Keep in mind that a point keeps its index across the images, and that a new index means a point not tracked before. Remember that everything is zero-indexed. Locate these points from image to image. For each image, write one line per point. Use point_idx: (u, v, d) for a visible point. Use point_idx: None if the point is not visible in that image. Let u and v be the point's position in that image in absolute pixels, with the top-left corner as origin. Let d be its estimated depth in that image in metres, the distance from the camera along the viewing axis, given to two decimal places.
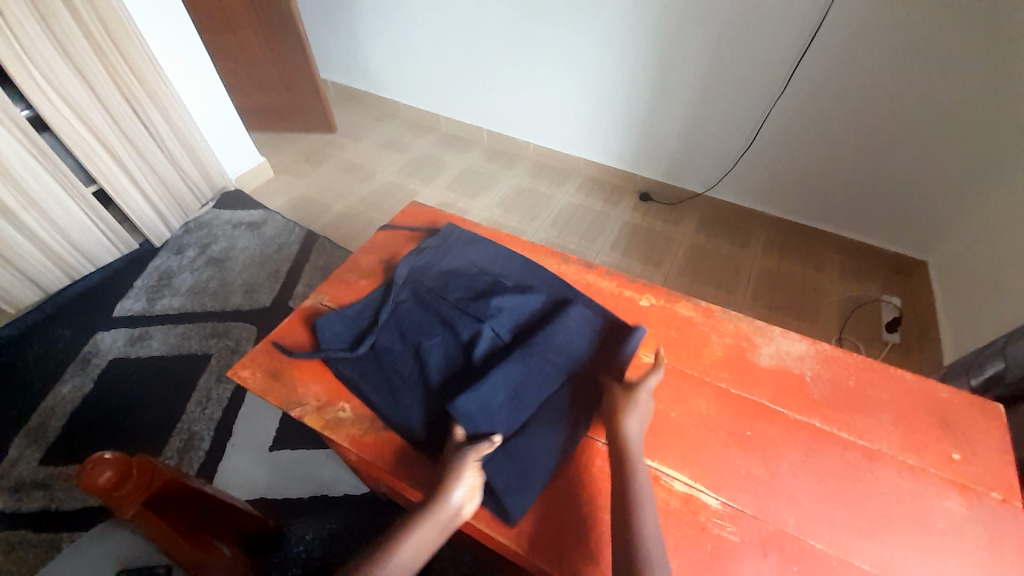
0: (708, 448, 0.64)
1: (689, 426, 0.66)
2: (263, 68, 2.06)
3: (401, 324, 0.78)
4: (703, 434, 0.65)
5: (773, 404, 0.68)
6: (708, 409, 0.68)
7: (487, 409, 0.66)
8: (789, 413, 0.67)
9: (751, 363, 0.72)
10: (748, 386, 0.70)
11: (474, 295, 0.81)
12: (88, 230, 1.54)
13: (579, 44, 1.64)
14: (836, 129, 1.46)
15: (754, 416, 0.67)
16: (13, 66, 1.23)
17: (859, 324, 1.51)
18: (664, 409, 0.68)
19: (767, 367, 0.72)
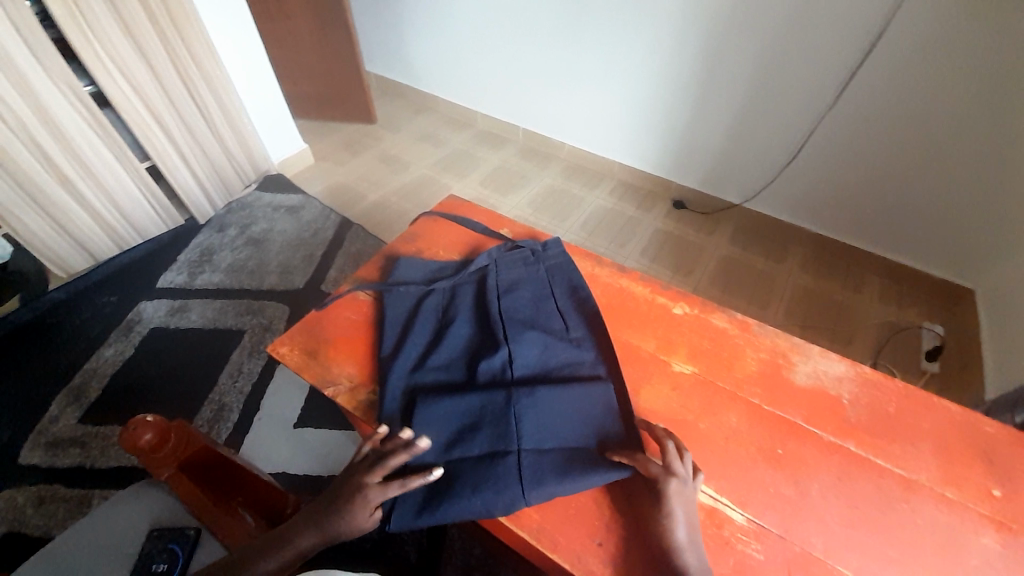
0: (737, 463, 0.63)
1: (718, 439, 0.65)
2: (311, 57, 2.12)
3: (430, 323, 0.79)
4: (731, 448, 0.64)
5: (807, 424, 0.66)
6: (738, 423, 0.66)
7: (450, 420, 0.66)
8: (823, 434, 0.65)
9: (786, 381, 0.71)
10: (782, 404, 0.68)
11: (524, 311, 0.78)
12: (139, 203, 1.62)
13: (624, 46, 1.62)
14: (887, 147, 1.40)
15: (786, 434, 0.65)
16: (80, 41, 1.30)
17: (896, 350, 1.46)
18: (693, 420, 0.67)
19: (804, 386, 0.70)
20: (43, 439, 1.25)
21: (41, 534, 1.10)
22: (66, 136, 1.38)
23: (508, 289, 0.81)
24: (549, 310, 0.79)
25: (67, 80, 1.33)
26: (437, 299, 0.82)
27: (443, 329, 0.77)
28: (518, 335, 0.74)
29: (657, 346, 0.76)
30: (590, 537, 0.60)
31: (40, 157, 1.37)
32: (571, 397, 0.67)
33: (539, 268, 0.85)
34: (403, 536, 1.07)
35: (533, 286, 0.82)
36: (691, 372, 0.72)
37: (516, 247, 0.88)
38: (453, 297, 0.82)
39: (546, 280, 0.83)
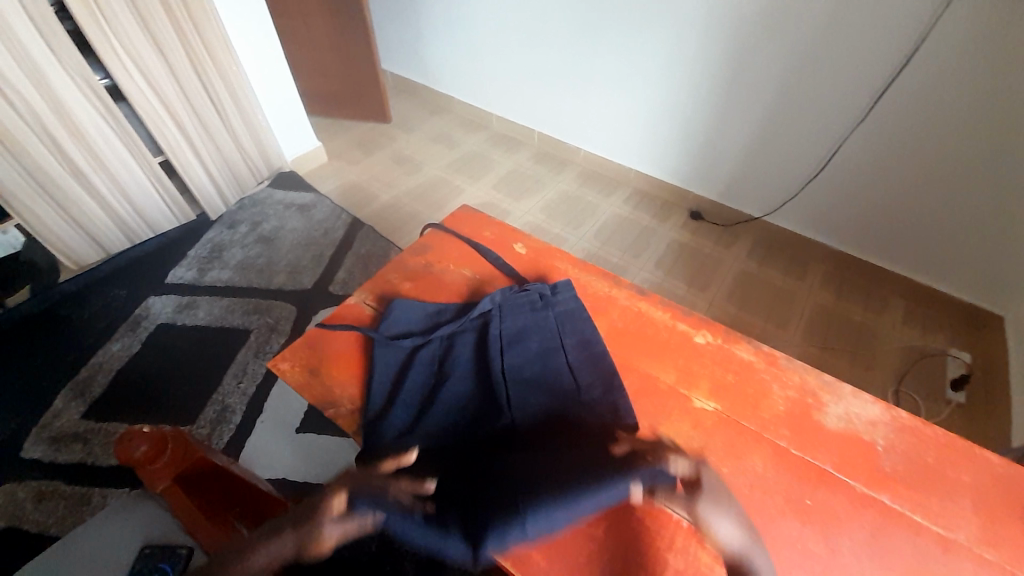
0: (763, 513, 0.59)
1: (741, 486, 0.62)
2: (328, 55, 2.11)
3: (425, 377, 0.74)
4: (756, 496, 0.61)
5: (838, 472, 0.62)
6: (764, 469, 0.63)
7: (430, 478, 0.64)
8: (854, 484, 0.61)
9: (815, 424, 0.67)
10: (811, 449, 0.65)
11: (528, 367, 0.73)
12: (151, 197, 1.61)
13: (646, 51, 1.58)
14: (918, 168, 1.34)
15: (815, 483, 0.61)
16: (95, 33, 1.29)
17: (921, 377, 1.39)
18: (715, 463, 0.64)
19: (835, 431, 0.66)
20: (46, 433, 1.25)
21: (39, 531, 1.09)
22: (80, 128, 1.38)
23: (511, 339, 0.76)
24: (554, 364, 0.74)
25: (82, 71, 1.32)
26: (435, 347, 0.78)
27: (438, 386, 0.73)
28: (519, 399, 0.69)
29: (677, 379, 0.73)
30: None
31: (53, 149, 1.36)
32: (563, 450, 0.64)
33: (546, 317, 0.79)
34: None
35: (538, 338, 0.77)
36: (713, 410, 0.69)
37: (525, 290, 0.84)
38: (452, 345, 0.78)
39: (555, 329, 0.78)
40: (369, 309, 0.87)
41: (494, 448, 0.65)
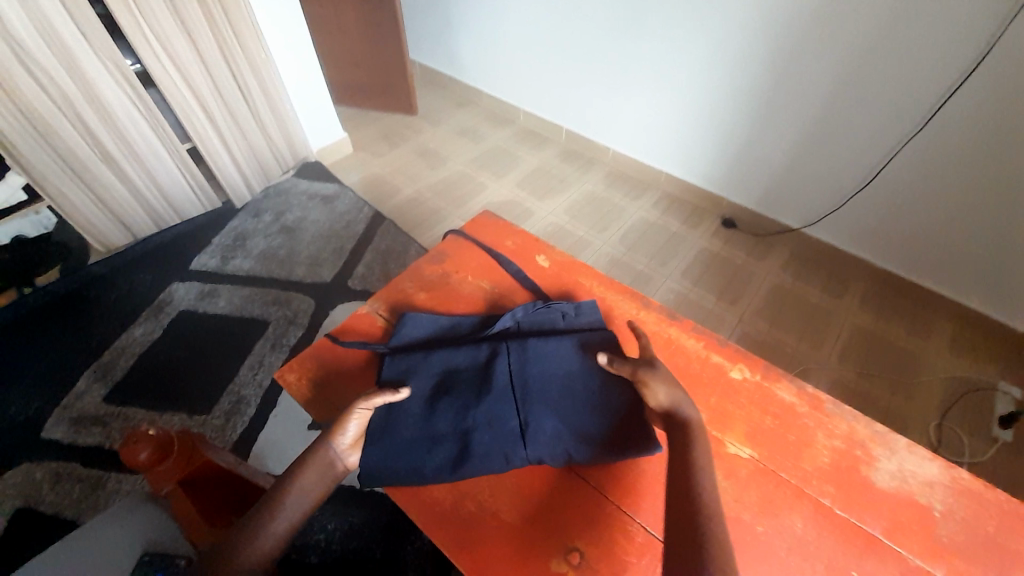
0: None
1: (777, 548, 0.57)
2: (357, 44, 2.08)
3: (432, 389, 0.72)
4: (794, 561, 0.56)
5: (888, 540, 0.58)
6: (804, 530, 0.59)
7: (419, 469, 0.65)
8: (908, 556, 0.56)
9: (863, 481, 0.62)
10: (857, 510, 0.60)
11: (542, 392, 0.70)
12: (178, 183, 1.62)
13: (686, 50, 1.49)
14: (978, 189, 1.24)
15: (862, 551, 0.57)
16: (126, 19, 1.29)
17: (966, 411, 1.28)
18: (749, 519, 0.60)
19: (886, 490, 0.61)
20: (68, 415, 1.27)
21: (54, 513, 1.11)
22: (110, 113, 1.39)
23: (529, 359, 0.73)
24: (573, 388, 0.71)
25: (113, 57, 1.32)
26: (448, 354, 0.75)
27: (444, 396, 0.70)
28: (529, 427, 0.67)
29: (709, 419, 0.69)
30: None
31: (84, 133, 1.38)
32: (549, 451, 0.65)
33: (566, 336, 0.76)
34: (404, 558, 1.00)
35: (559, 360, 0.74)
36: (749, 457, 0.65)
37: (548, 309, 0.80)
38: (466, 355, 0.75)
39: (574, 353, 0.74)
40: (382, 320, 0.84)
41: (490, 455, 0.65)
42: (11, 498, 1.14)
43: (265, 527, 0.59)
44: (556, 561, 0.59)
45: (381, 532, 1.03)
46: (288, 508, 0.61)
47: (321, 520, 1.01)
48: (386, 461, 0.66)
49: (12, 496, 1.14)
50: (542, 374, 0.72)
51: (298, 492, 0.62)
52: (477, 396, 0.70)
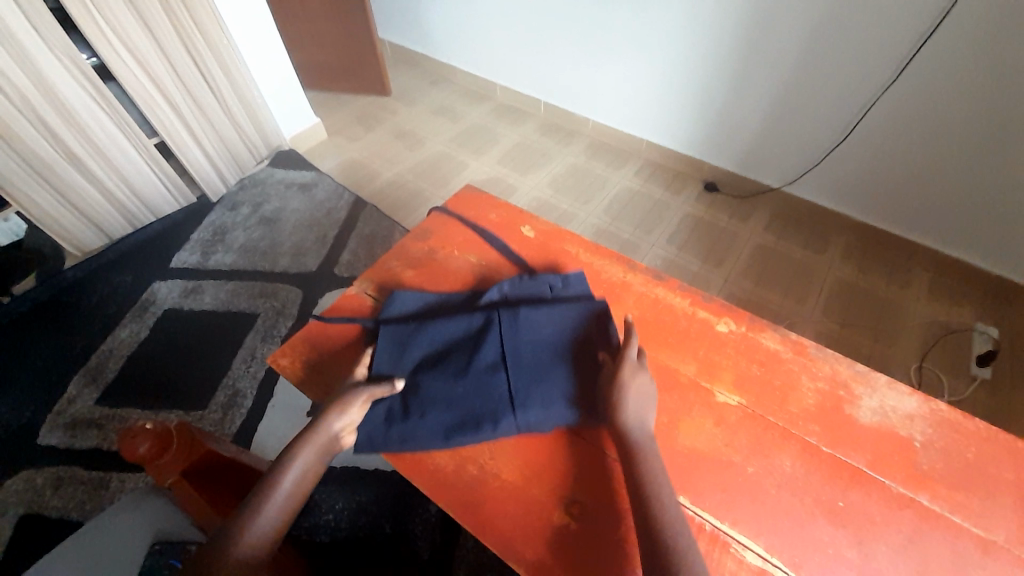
0: (792, 516, 0.58)
1: (768, 486, 0.60)
2: (322, 24, 2.01)
3: (421, 364, 0.71)
4: (785, 498, 0.59)
5: (872, 471, 0.61)
6: (794, 468, 0.61)
7: (411, 437, 0.66)
8: (891, 484, 0.59)
9: (849, 419, 0.65)
10: (843, 446, 0.63)
11: (533, 363, 0.70)
12: (150, 180, 1.57)
13: (660, 11, 1.47)
14: (951, 138, 1.25)
15: (848, 484, 0.60)
16: (77, 10, 1.22)
17: (944, 354, 1.33)
18: (741, 462, 0.62)
19: (869, 426, 0.64)
20: (61, 420, 1.26)
21: (59, 517, 1.11)
22: (70, 111, 1.33)
23: (517, 327, 0.73)
24: (561, 355, 0.71)
25: (66, 50, 1.26)
26: (436, 326, 0.74)
27: (435, 371, 0.70)
28: (521, 398, 0.66)
29: (697, 371, 0.70)
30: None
31: (45, 134, 1.32)
32: (542, 421, 0.66)
33: (553, 304, 0.75)
34: (412, 531, 1.02)
35: (549, 328, 0.73)
36: (737, 404, 0.67)
37: (534, 282, 0.80)
38: (455, 326, 0.74)
39: (564, 323, 0.74)
40: (371, 299, 0.83)
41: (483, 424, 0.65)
42: (11, 506, 1.13)
43: (259, 513, 0.57)
44: (557, 512, 0.61)
45: (387, 509, 1.05)
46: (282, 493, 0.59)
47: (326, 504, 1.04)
48: (375, 432, 0.66)
49: (13, 504, 1.13)
50: (529, 342, 0.72)
51: (292, 477, 0.60)
52: (465, 367, 0.70)
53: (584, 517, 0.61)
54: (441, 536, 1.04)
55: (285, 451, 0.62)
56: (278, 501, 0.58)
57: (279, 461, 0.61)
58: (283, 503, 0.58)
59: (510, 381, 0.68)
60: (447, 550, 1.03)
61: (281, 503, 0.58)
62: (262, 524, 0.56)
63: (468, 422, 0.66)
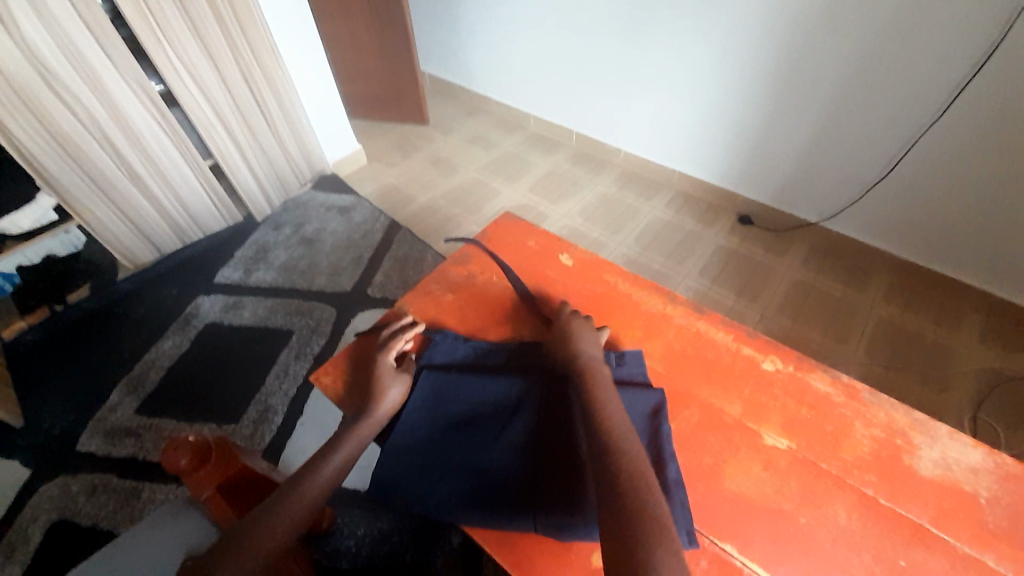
0: (848, 573, 0.54)
1: (822, 539, 0.57)
2: (368, 58, 2.13)
3: (451, 421, 0.69)
4: (840, 553, 0.56)
5: (935, 528, 0.57)
6: (848, 521, 0.58)
7: (423, 499, 0.63)
8: (956, 544, 0.55)
9: (907, 469, 0.61)
10: (902, 499, 0.59)
11: (567, 447, 0.64)
12: (201, 199, 1.66)
13: (696, 48, 1.50)
14: (1002, 175, 1.21)
15: (909, 540, 0.56)
16: (151, 43, 1.34)
17: (1002, 403, 1.24)
18: (791, 511, 0.59)
19: (930, 478, 0.60)
20: (103, 427, 1.30)
21: (90, 525, 1.14)
22: (136, 134, 1.44)
23: (558, 405, 0.68)
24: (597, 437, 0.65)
25: (138, 78, 1.37)
26: (475, 386, 0.71)
27: (461, 435, 0.67)
28: (543, 485, 0.61)
29: (743, 412, 0.68)
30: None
31: (112, 153, 1.43)
32: (559, 518, 0.59)
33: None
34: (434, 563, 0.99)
35: None
36: (787, 449, 0.64)
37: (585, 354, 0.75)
38: (493, 391, 0.71)
39: None
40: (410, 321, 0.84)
41: (496, 504, 0.61)
42: (45, 511, 1.17)
43: (316, 473, 0.62)
44: (598, 554, 0.59)
45: (409, 537, 1.03)
46: (293, 508, 0.58)
47: (349, 526, 1.03)
48: (400, 481, 0.64)
49: (47, 510, 1.17)
50: (567, 421, 0.67)
51: (307, 492, 0.60)
52: (495, 439, 0.66)
53: None
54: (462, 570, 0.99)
55: (327, 444, 0.65)
56: (287, 516, 0.57)
57: (299, 475, 0.61)
58: (293, 519, 0.57)
59: (536, 466, 0.63)
60: None
61: (291, 518, 0.57)
62: (266, 539, 0.54)
63: (482, 500, 0.61)
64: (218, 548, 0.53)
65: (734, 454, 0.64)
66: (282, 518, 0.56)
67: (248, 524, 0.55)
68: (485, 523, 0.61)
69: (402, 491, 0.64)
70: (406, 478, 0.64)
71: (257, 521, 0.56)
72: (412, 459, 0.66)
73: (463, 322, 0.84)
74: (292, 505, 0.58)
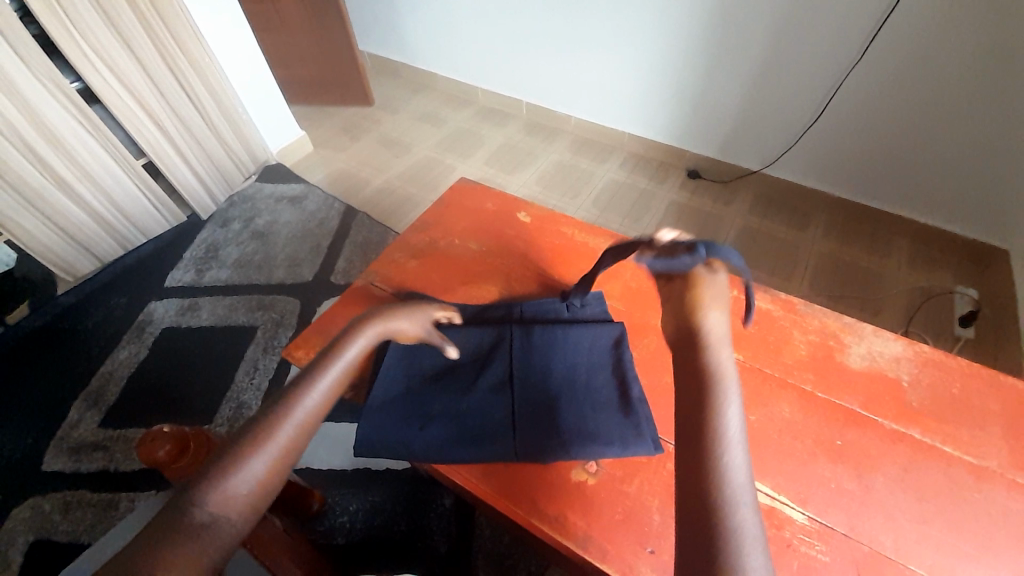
0: (794, 457, 0.62)
1: (771, 432, 0.64)
2: (302, 40, 2.04)
3: (425, 376, 0.71)
4: (787, 442, 0.63)
5: (866, 411, 0.65)
6: (791, 414, 0.65)
7: (409, 447, 0.65)
8: (884, 421, 0.63)
9: (840, 364, 0.69)
10: (837, 390, 0.67)
11: (544, 388, 0.67)
12: (139, 200, 1.57)
13: (633, 9, 1.51)
14: (919, 107, 1.31)
15: (844, 423, 0.64)
16: (60, 33, 1.23)
17: (928, 316, 1.38)
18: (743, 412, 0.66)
19: (859, 370, 0.69)
20: (66, 444, 1.25)
21: (71, 540, 1.10)
22: (56, 136, 1.33)
23: (530, 348, 0.71)
24: (572, 374, 0.69)
25: (51, 75, 1.26)
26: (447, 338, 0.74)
27: (441, 386, 0.70)
28: (524, 419, 0.65)
29: None
30: (641, 544, 0.58)
31: (32, 160, 1.32)
32: (543, 448, 0.63)
33: (565, 327, 0.73)
34: (430, 527, 1.02)
35: (565, 352, 0.71)
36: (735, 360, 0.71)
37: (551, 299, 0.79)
38: (465, 342, 0.73)
39: (579, 346, 0.71)
40: (376, 291, 0.85)
41: (479, 443, 0.64)
42: (21, 534, 1.12)
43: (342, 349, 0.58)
44: (576, 471, 0.63)
45: (403, 507, 1.05)
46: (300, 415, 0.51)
47: (341, 504, 1.05)
48: (383, 436, 0.66)
49: (22, 532, 1.12)
50: (541, 361, 0.70)
51: (319, 387, 0.54)
52: (470, 385, 0.69)
53: (604, 476, 0.62)
54: (458, 527, 1.02)
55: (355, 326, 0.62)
56: (296, 423, 0.51)
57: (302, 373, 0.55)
58: (302, 425, 0.51)
59: (514, 404, 0.66)
60: (464, 544, 1.00)
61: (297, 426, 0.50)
62: (277, 443, 0.49)
63: (467, 439, 0.65)
64: (229, 449, 0.47)
65: None
66: (293, 423, 0.50)
67: (262, 419, 0.50)
68: (472, 462, 0.64)
69: (386, 445, 0.65)
70: (390, 435, 0.66)
71: (274, 415, 0.50)
72: (394, 415, 0.68)
73: (430, 286, 0.85)
74: (302, 407, 0.52)
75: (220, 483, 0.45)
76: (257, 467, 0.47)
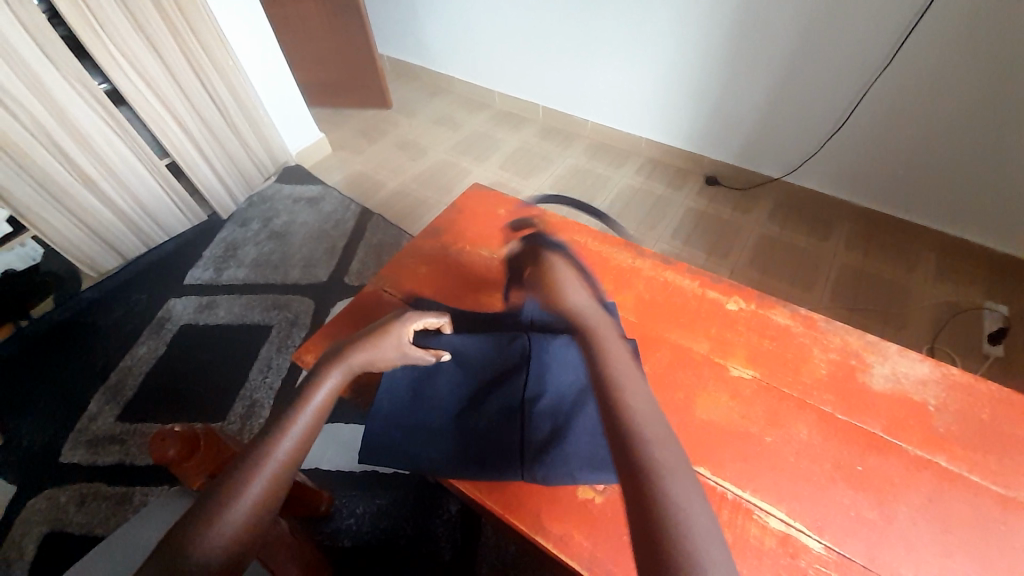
0: (811, 482, 0.59)
1: (787, 454, 0.62)
2: (323, 44, 2.07)
3: (434, 384, 0.70)
4: (804, 466, 0.61)
5: (889, 436, 0.62)
6: (809, 436, 0.63)
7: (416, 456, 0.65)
8: (908, 448, 0.61)
9: (861, 385, 0.67)
10: (859, 413, 0.64)
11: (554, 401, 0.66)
12: (162, 200, 1.61)
13: (653, 14, 1.50)
14: (949, 117, 1.26)
15: (865, 448, 0.61)
16: (90, 37, 1.27)
17: (956, 333, 1.33)
18: (758, 433, 0.64)
19: (883, 392, 0.66)
20: (84, 437, 1.28)
21: (85, 532, 1.13)
22: (84, 137, 1.37)
23: (542, 358, 0.69)
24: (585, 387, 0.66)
25: (80, 77, 1.30)
26: (458, 345, 0.72)
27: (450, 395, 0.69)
28: (533, 434, 0.64)
29: (710, 348, 0.73)
30: None
31: (60, 159, 1.36)
32: (551, 464, 0.62)
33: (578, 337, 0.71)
34: (435, 533, 1.02)
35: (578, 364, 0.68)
36: (752, 378, 0.69)
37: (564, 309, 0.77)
38: (476, 351, 0.71)
39: None
40: (386, 296, 0.85)
41: (486, 455, 0.64)
42: (37, 524, 1.15)
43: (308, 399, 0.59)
44: (583, 488, 0.62)
45: (409, 512, 1.05)
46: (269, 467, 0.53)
47: (347, 507, 1.05)
48: (391, 444, 0.67)
49: (39, 522, 1.15)
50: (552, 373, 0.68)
51: (291, 436, 0.56)
52: (479, 396, 0.69)
53: (611, 494, 0.61)
54: (462, 536, 1.01)
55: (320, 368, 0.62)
56: (265, 473, 0.52)
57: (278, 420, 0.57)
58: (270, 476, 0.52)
59: (523, 417, 0.65)
60: (469, 552, 1.00)
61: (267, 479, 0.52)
62: (253, 493, 0.51)
63: (474, 451, 0.64)
64: (207, 499, 0.49)
65: (704, 385, 0.69)
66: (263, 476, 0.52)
67: (235, 472, 0.52)
68: (478, 475, 0.64)
69: (393, 453, 0.66)
70: (399, 445, 0.67)
71: (247, 466, 0.52)
72: (402, 423, 0.68)
73: (441, 292, 0.85)
74: (272, 458, 0.54)
75: (202, 538, 0.47)
76: (236, 517, 0.49)
